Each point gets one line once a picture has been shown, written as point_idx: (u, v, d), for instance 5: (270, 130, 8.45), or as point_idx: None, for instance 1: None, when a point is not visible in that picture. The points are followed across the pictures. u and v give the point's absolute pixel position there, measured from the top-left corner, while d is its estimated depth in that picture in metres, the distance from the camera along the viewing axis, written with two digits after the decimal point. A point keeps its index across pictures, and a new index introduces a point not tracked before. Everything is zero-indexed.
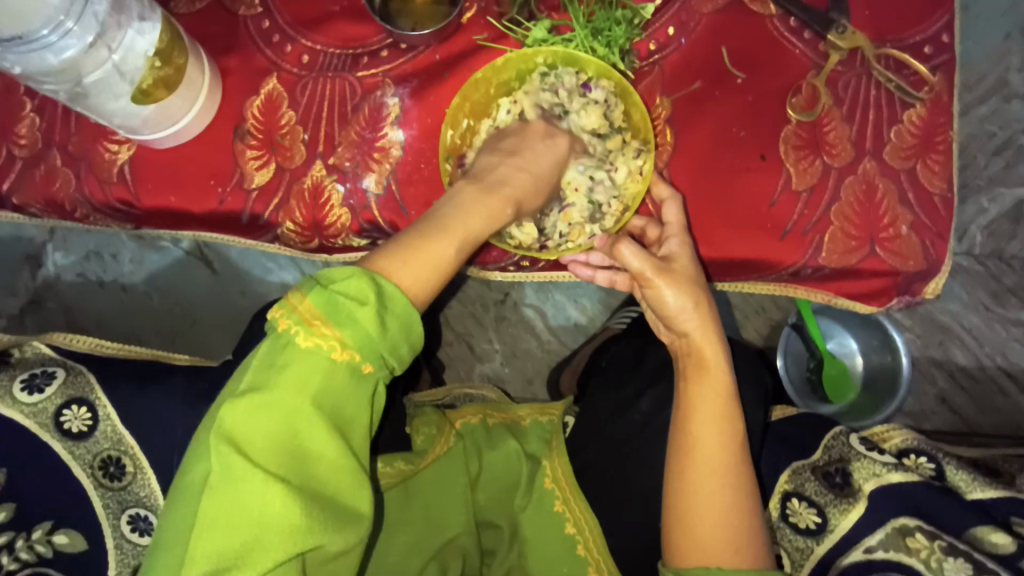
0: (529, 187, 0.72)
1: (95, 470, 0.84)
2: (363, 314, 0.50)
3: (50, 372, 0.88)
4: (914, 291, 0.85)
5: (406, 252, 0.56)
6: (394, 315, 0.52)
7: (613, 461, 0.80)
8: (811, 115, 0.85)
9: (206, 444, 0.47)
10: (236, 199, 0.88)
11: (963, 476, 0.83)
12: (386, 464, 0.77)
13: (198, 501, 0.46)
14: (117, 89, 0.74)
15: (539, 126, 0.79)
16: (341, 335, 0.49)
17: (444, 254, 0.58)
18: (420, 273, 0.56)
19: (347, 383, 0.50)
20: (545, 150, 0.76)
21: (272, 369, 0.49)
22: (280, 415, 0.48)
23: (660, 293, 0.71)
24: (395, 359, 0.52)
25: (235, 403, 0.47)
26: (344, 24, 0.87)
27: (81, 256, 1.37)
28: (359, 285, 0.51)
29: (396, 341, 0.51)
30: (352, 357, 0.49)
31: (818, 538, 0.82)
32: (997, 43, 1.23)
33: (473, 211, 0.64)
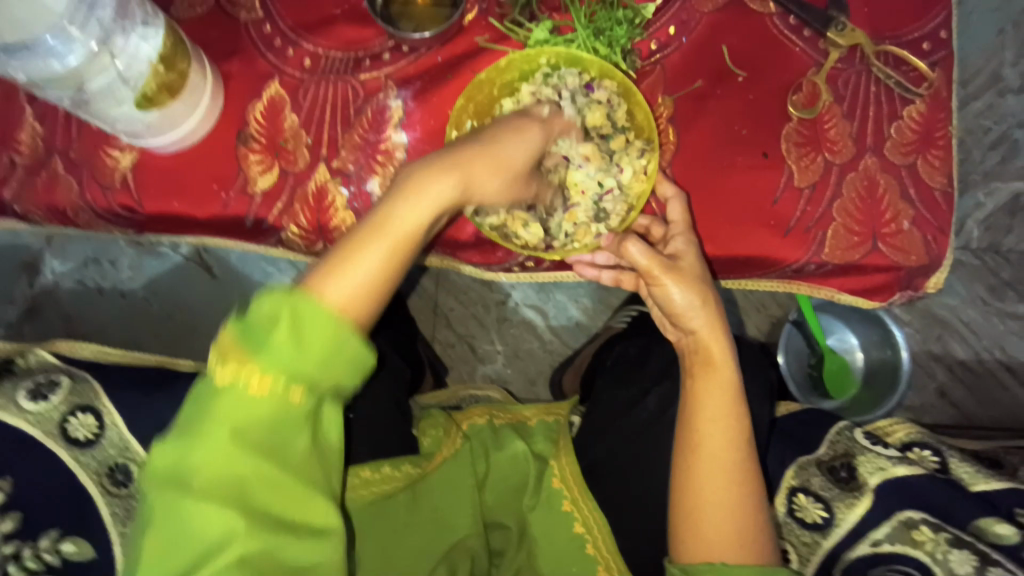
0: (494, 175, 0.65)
1: (102, 478, 0.84)
2: (278, 338, 0.51)
3: (54, 380, 0.88)
4: (916, 286, 0.86)
5: (334, 265, 0.56)
6: (317, 330, 0.52)
7: (627, 461, 0.80)
8: (812, 112, 0.85)
9: (146, 487, 0.51)
10: (239, 203, 0.88)
11: (966, 468, 0.84)
12: (393, 467, 0.78)
13: (144, 535, 0.49)
14: (119, 95, 0.73)
15: (515, 118, 0.74)
16: (253, 364, 0.50)
17: (369, 265, 0.57)
18: (353, 287, 0.56)
19: (275, 413, 0.51)
20: (514, 140, 0.69)
21: (196, 411, 0.51)
22: (203, 457, 0.49)
23: (667, 293, 0.71)
24: (326, 377, 0.53)
25: (164, 447, 0.51)
26: (346, 27, 0.88)
27: (81, 263, 1.37)
28: (271, 306, 0.52)
29: (324, 356, 0.52)
30: (269, 385, 0.50)
31: (825, 532, 0.82)
32: (991, 39, 1.24)
33: (408, 199, 0.59)
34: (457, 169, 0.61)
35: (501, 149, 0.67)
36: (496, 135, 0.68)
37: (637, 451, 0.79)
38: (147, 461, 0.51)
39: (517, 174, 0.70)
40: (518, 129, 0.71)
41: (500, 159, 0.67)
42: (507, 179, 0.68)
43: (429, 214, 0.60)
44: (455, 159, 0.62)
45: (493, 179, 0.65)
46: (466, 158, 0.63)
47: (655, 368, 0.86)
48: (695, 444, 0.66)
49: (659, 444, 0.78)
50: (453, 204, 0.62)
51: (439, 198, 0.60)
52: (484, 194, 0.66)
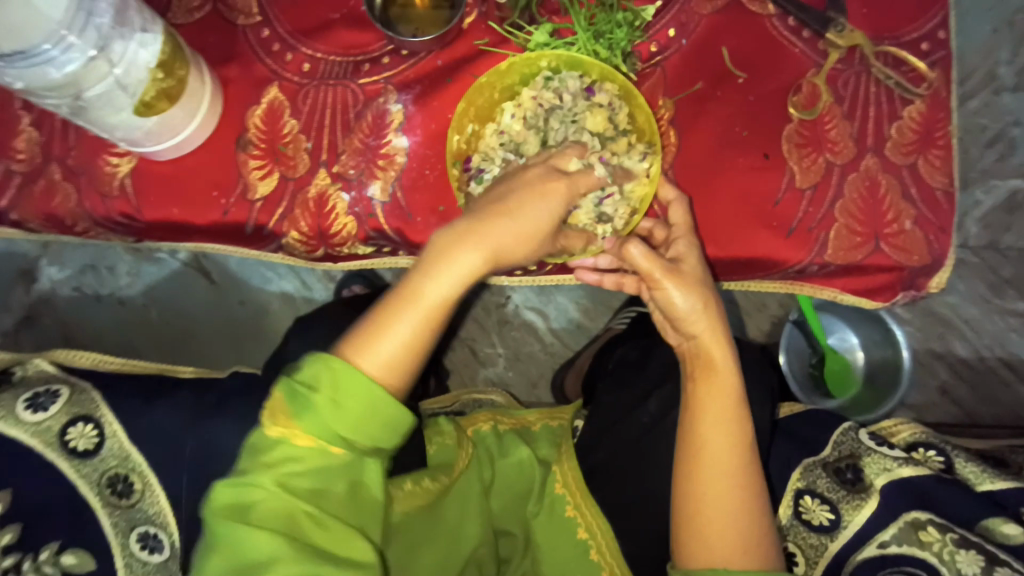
0: (519, 241, 0.66)
1: (103, 489, 0.84)
2: (318, 399, 0.58)
3: (54, 390, 0.87)
4: (919, 286, 0.86)
5: (369, 335, 0.62)
6: (351, 395, 0.58)
7: (631, 465, 0.79)
8: (812, 113, 0.85)
9: (207, 520, 0.58)
10: (240, 209, 0.87)
11: (972, 469, 0.84)
12: (414, 483, 0.77)
13: (209, 566, 0.56)
14: (118, 102, 0.73)
15: (539, 175, 0.70)
16: (299, 424, 0.57)
17: (402, 335, 0.62)
18: (388, 357, 0.62)
19: (319, 464, 0.57)
20: (535, 208, 0.67)
21: (252, 457, 0.58)
22: (259, 495, 0.57)
23: (668, 294, 0.70)
24: (363, 437, 0.58)
25: (224, 485, 0.58)
26: (345, 31, 0.87)
27: (77, 270, 1.36)
28: (315, 371, 0.59)
29: (362, 419, 0.58)
30: (313, 442, 0.57)
31: (832, 534, 0.83)
32: (986, 37, 1.24)
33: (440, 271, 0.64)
34: (485, 237, 0.64)
35: (523, 216, 0.66)
36: (519, 202, 0.67)
37: (641, 455, 0.78)
38: (210, 496, 0.58)
39: (540, 237, 0.68)
40: (541, 192, 0.68)
41: (523, 228, 0.66)
42: (528, 246, 0.67)
43: (458, 286, 0.64)
44: (483, 230, 0.64)
45: (519, 246, 0.66)
46: (494, 228, 0.65)
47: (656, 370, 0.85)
48: (698, 449, 0.66)
49: (663, 446, 0.77)
50: (481, 275, 0.65)
51: (467, 270, 0.64)
52: (510, 261, 0.67)
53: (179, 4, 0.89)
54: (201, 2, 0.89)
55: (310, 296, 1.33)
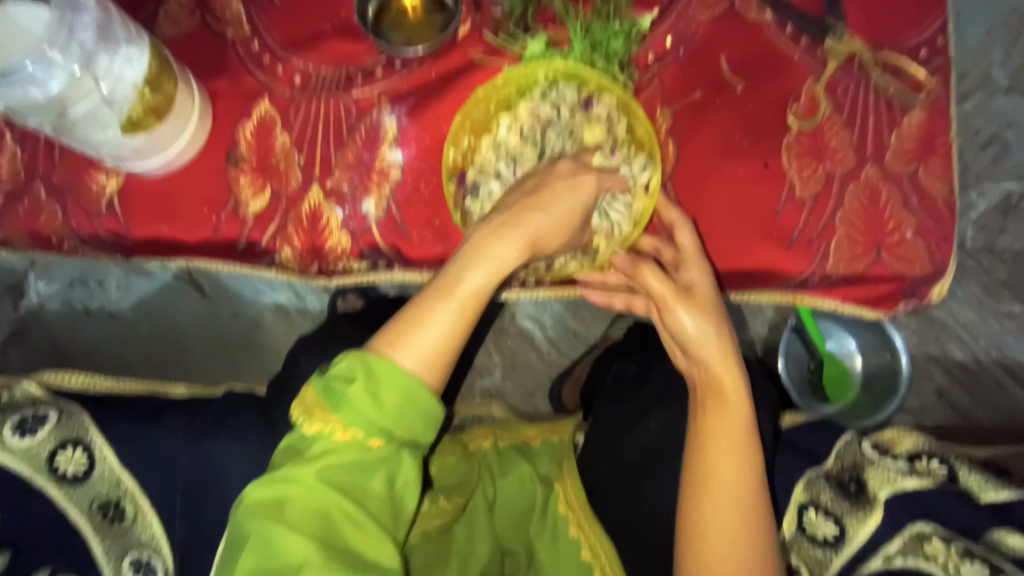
0: (552, 229, 0.67)
1: (93, 513, 0.82)
2: (355, 392, 0.57)
3: (42, 414, 0.85)
4: (920, 295, 0.85)
5: (402, 328, 0.60)
6: (388, 387, 0.57)
7: (631, 481, 0.78)
8: (811, 122, 0.84)
9: (238, 519, 0.56)
10: (232, 226, 0.85)
11: (975, 479, 0.83)
12: (432, 503, 0.77)
13: (238, 566, 0.54)
14: (105, 120, 0.71)
15: (567, 168, 0.73)
16: (338, 418, 0.56)
17: (436, 327, 0.60)
18: (422, 351, 0.60)
19: (357, 459, 0.56)
20: (565, 196, 0.69)
21: (290, 454, 0.58)
22: (297, 491, 0.55)
23: (679, 320, 0.68)
24: (403, 429, 0.58)
25: (259, 481, 0.56)
26: (336, 43, 0.85)
27: (66, 283, 1.33)
28: (350, 365, 0.58)
29: (402, 412, 0.57)
30: (352, 436, 0.56)
31: (838, 548, 0.81)
32: (978, 40, 1.24)
33: (475, 265, 0.63)
34: (521, 229, 0.65)
35: (558, 207, 0.69)
36: (551, 192, 0.69)
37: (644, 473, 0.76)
38: (243, 494, 0.57)
39: (571, 225, 0.70)
40: (572, 183, 0.71)
41: (557, 216, 0.68)
42: (562, 232, 0.69)
43: (497, 276, 0.63)
44: (520, 219, 0.66)
45: (554, 235, 0.68)
46: (531, 217, 0.66)
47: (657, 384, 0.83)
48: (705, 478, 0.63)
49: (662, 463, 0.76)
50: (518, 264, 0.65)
51: (502, 262, 0.63)
52: (545, 247, 0.68)
53: (166, 16, 0.87)
54: (188, 13, 0.87)
55: (304, 307, 1.31)
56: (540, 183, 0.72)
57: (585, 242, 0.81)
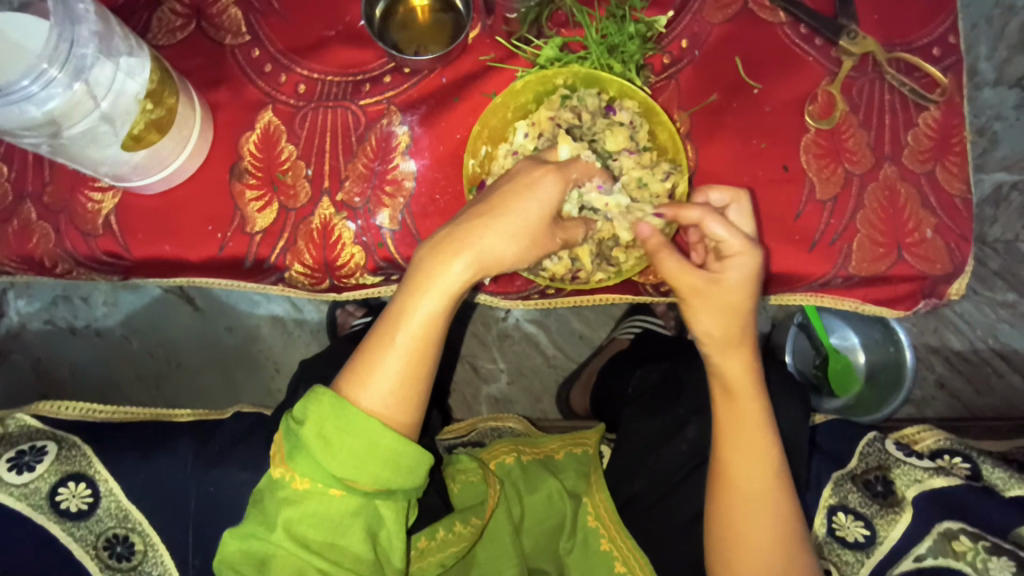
0: (512, 243, 0.63)
1: (101, 551, 0.78)
2: (305, 438, 0.57)
3: (40, 447, 0.81)
4: (939, 293, 0.85)
5: (363, 369, 0.61)
6: (339, 431, 0.57)
7: (682, 491, 0.79)
8: (829, 122, 0.83)
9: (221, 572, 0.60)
10: (238, 243, 0.82)
11: (999, 474, 0.82)
12: (448, 529, 0.74)
13: None
14: (106, 139, 0.67)
15: (528, 167, 0.68)
16: (295, 467, 0.58)
17: (393, 366, 0.61)
18: (389, 391, 0.60)
19: (328, 507, 0.57)
20: (520, 202, 0.63)
21: (258, 506, 0.60)
22: (269, 549, 0.58)
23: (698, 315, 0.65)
24: (364, 478, 0.58)
25: (235, 533, 0.59)
26: (341, 49, 0.82)
27: (49, 302, 1.27)
28: (303, 405, 0.59)
29: (361, 459, 0.57)
30: (311, 484, 0.57)
31: (868, 550, 0.81)
32: (966, 33, 1.23)
33: (425, 298, 0.61)
34: (468, 251, 0.61)
35: (511, 216, 0.62)
36: (503, 197, 0.64)
37: (678, 485, 0.80)
38: (221, 544, 0.60)
39: (535, 232, 0.64)
40: (530, 181, 0.65)
41: (509, 226, 0.62)
42: (523, 243, 0.64)
43: (449, 299, 0.61)
44: (466, 234, 0.62)
45: (509, 247, 0.63)
46: (475, 232, 0.62)
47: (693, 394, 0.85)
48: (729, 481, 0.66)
49: None
50: (472, 282, 0.63)
51: (452, 292, 0.61)
52: (506, 264, 0.64)
53: (160, 25, 0.83)
54: (183, 21, 0.83)
55: (302, 318, 1.27)
56: (497, 189, 0.65)
57: (610, 248, 0.78)
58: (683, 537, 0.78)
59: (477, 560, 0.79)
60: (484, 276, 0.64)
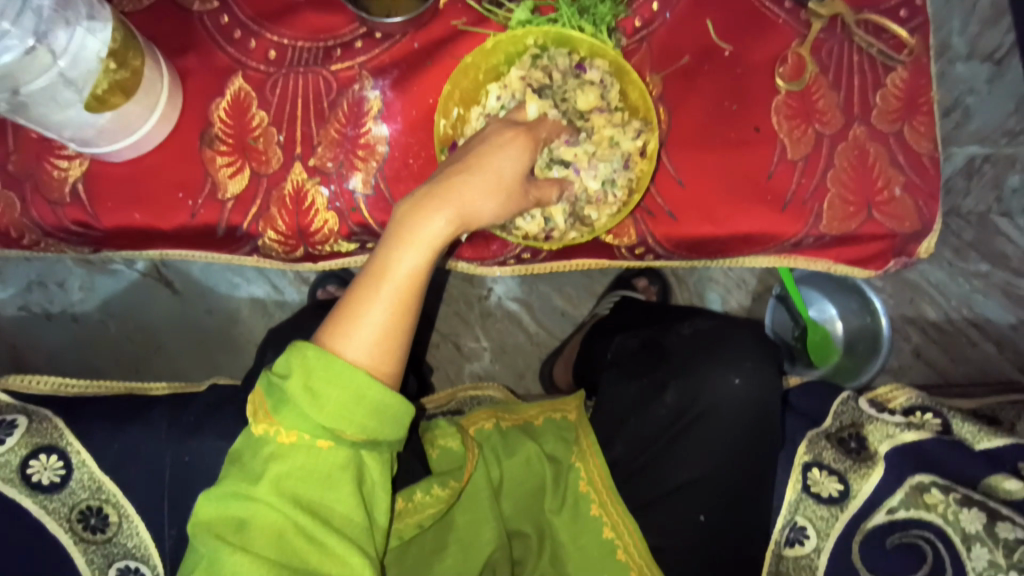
0: (489, 197, 0.62)
1: (75, 524, 0.78)
2: (292, 392, 0.57)
3: (10, 420, 0.79)
4: (909, 252, 0.86)
5: (343, 324, 0.60)
6: (327, 382, 0.57)
7: (660, 449, 0.81)
8: (799, 84, 0.84)
9: (193, 535, 0.58)
10: (210, 210, 0.81)
11: (968, 428, 0.83)
12: (426, 492, 0.74)
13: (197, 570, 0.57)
14: (64, 98, 0.66)
15: (497, 129, 0.68)
16: (280, 420, 0.57)
17: (377, 318, 0.59)
18: (374, 344, 0.59)
19: (310, 461, 0.57)
20: (494, 159, 0.64)
21: (238, 465, 0.59)
22: (245, 507, 0.57)
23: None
24: (351, 429, 0.57)
25: (210, 499, 0.58)
26: (312, 14, 0.81)
27: (23, 287, 1.25)
28: (287, 360, 0.58)
29: (347, 410, 0.57)
30: (298, 437, 0.57)
31: (841, 505, 0.81)
32: (938, 6, 1.24)
33: (407, 251, 0.60)
34: (449, 203, 0.60)
35: (487, 171, 0.63)
36: (478, 155, 0.64)
37: (664, 447, 0.81)
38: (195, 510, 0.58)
39: (509, 188, 0.65)
40: (502, 142, 0.66)
41: (485, 180, 0.62)
42: (500, 198, 0.64)
43: (431, 253, 0.60)
44: (445, 188, 0.61)
45: (488, 201, 0.63)
46: (455, 186, 0.61)
47: (671, 359, 0.86)
48: None
49: (694, 437, 0.80)
50: (454, 236, 0.62)
51: (435, 243, 0.60)
52: (485, 217, 0.63)
53: None
54: None
55: (282, 299, 1.26)
56: (472, 149, 0.66)
57: (582, 206, 0.79)
58: (675, 494, 0.79)
59: (456, 524, 0.77)
60: (465, 232, 0.63)
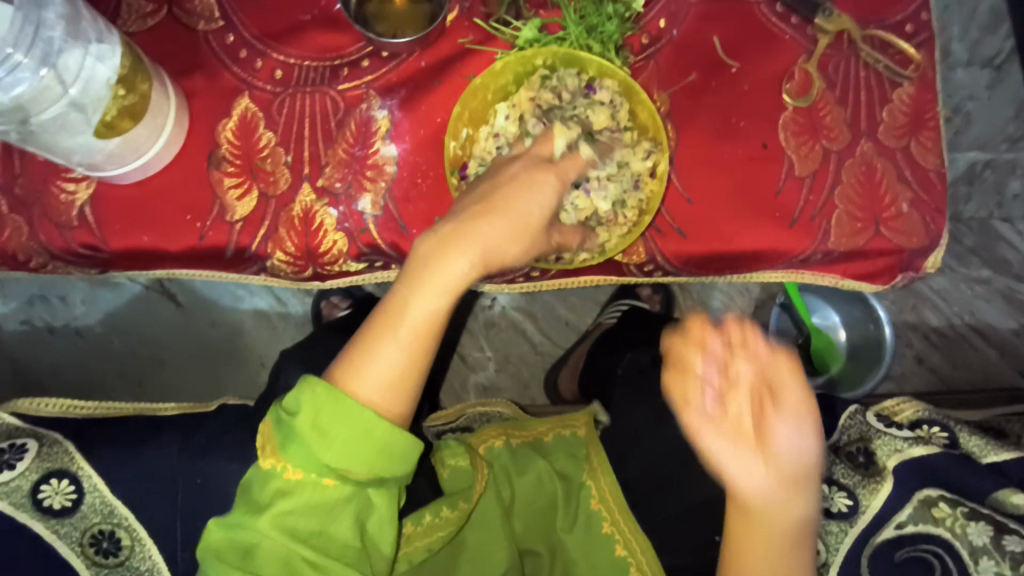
0: (509, 243, 0.60)
1: (87, 548, 0.77)
2: (299, 429, 0.57)
3: (20, 444, 0.79)
4: (916, 266, 0.87)
5: (358, 359, 0.59)
6: (334, 422, 0.57)
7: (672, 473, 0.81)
8: (806, 100, 0.84)
9: (203, 558, 0.59)
10: (218, 232, 0.81)
11: (976, 441, 0.83)
12: (436, 514, 0.73)
13: None
14: (76, 126, 0.67)
15: (526, 164, 0.66)
16: (287, 457, 0.57)
17: (390, 359, 0.58)
18: (386, 385, 0.59)
19: (314, 499, 0.57)
20: (518, 202, 0.61)
21: (246, 495, 0.59)
22: (253, 537, 0.57)
23: (773, 426, 0.49)
24: (358, 468, 0.57)
25: (221, 525, 0.59)
26: (318, 34, 0.81)
27: (25, 301, 1.24)
28: (296, 397, 0.58)
29: (354, 449, 0.57)
30: (304, 475, 0.57)
31: (852, 520, 0.81)
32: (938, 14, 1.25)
33: (424, 294, 0.59)
34: (469, 249, 0.58)
35: (511, 214, 0.60)
36: (503, 196, 0.61)
37: (674, 469, 0.81)
38: (207, 534, 0.59)
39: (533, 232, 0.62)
40: (530, 184, 0.63)
41: (508, 225, 0.60)
42: (523, 244, 0.61)
43: (447, 300, 0.59)
44: (466, 234, 0.59)
45: (510, 246, 0.60)
46: (477, 231, 0.59)
47: None
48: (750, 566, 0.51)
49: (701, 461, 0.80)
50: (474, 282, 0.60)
51: (454, 289, 0.59)
52: (506, 263, 0.61)
53: (130, 10, 0.81)
54: (155, 6, 0.81)
55: (286, 312, 1.25)
56: (496, 187, 0.64)
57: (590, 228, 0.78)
58: (697, 512, 0.77)
59: (467, 545, 0.78)
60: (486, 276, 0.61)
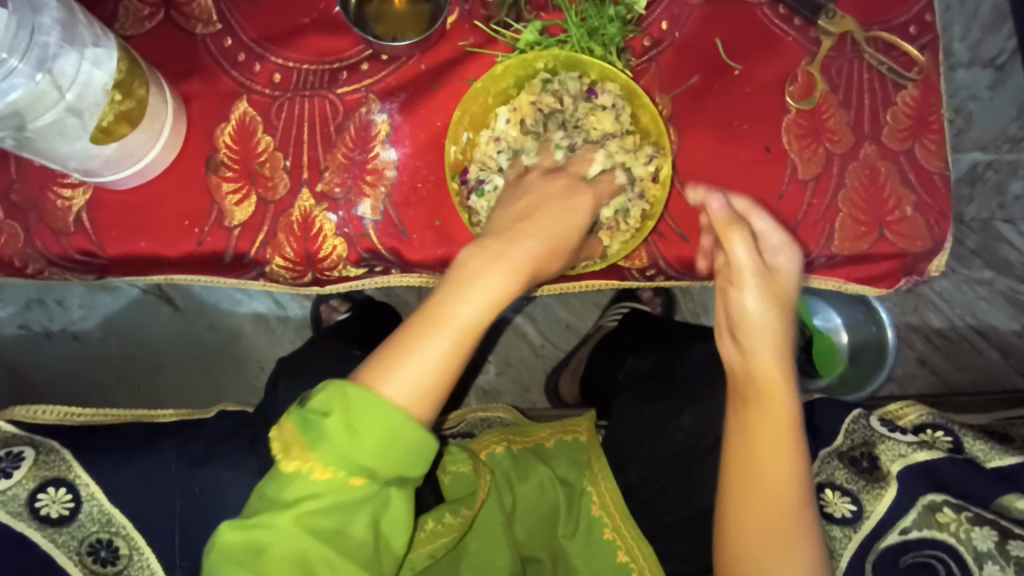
0: (546, 253, 0.62)
1: (84, 557, 0.76)
2: (330, 426, 0.54)
3: (16, 453, 0.78)
4: (920, 270, 0.86)
5: (389, 361, 0.57)
6: (367, 421, 0.54)
7: (680, 479, 0.80)
8: (809, 103, 0.83)
9: (212, 560, 0.55)
10: (217, 238, 0.80)
11: (980, 446, 0.82)
12: (437, 521, 0.73)
13: None
14: (72, 131, 0.66)
15: (562, 181, 0.69)
16: (315, 455, 0.54)
17: (426, 361, 0.57)
18: (415, 388, 0.56)
19: (340, 498, 0.55)
20: (561, 218, 0.65)
21: (265, 494, 0.56)
22: (270, 536, 0.54)
23: (739, 299, 0.62)
24: (387, 468, 0.55)
25: (234, 525, 0.55)
26: (317, 37, 0.80)
27: (22, 306, 1.23)
28: (326, 398, 0.55)
29: (385, 449, 0.55)
30: (333, 475, 0.54)
31: (855, 526, 0.80)
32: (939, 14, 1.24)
33: (467, 297, 0.58)
34: (514, 256, 0.60)
35: (556, 225, 0.63)
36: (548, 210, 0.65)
37: (680, 472, 0.80)
38: (217, 537, 0.55)
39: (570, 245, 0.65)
40: (570, 200, 0.67)
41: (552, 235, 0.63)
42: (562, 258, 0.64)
43: (488, 308, 0.59)
44: (514, 243, 0.61)
45: (548, 259, 0.63)
46: (523, 240, 0.61)
47: (686, 383, 0.86)
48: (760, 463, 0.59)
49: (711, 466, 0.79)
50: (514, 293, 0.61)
51: (496, 295, 0.59)
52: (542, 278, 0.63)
53: (127, 14, 0.80)
54: (152, 10, 0.81)
55: (285, 315, 1.25)
56: (535, 203, 0.66)
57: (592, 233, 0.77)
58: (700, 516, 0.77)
59: (468, 552, 0.77)
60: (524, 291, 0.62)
